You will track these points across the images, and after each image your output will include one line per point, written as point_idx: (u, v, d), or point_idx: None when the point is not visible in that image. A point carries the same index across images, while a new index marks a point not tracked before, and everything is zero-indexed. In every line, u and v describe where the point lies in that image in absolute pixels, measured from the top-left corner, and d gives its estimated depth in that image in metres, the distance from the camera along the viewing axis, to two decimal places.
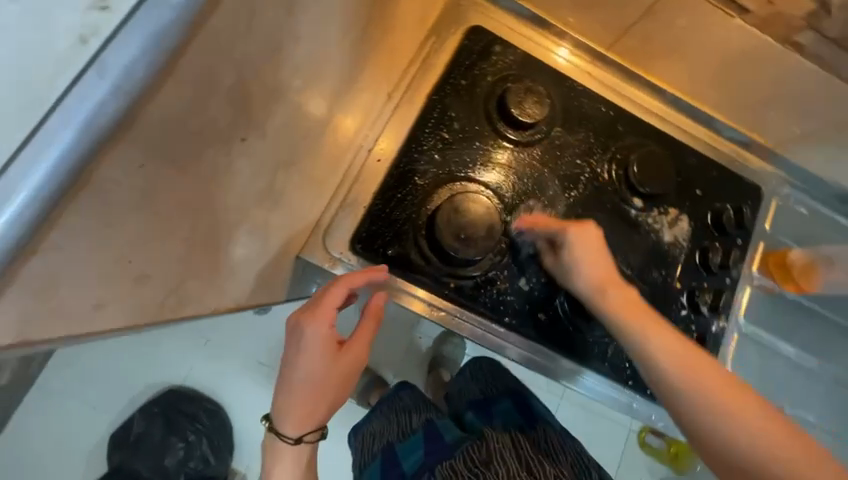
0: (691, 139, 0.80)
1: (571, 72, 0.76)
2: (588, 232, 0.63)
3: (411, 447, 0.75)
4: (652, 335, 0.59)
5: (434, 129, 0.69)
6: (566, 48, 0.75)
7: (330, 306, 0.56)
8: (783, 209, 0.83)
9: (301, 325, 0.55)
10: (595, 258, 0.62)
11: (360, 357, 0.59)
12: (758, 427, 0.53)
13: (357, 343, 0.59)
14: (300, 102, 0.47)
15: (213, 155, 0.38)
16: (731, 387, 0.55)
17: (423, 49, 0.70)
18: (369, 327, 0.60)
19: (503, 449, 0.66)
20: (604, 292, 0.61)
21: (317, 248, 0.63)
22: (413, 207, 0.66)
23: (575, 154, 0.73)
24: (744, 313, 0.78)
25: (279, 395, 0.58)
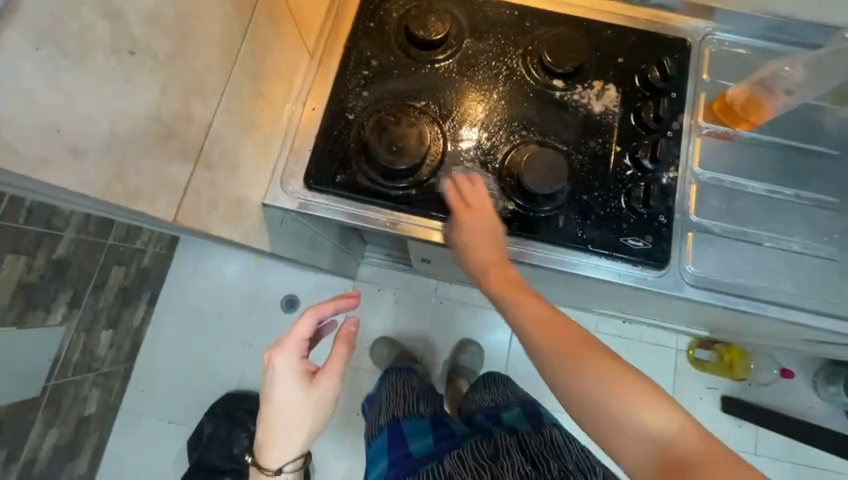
0: (602, 14, 0.83)
1: None
2: (477, 217, 0.68)
3: (419, 432, 0.90)
4: (522, 303, 0.59)
5: (355, 70, 0.78)
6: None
7: (299, 336, 0.70)
8: (719, 55, 0.83)
9: (275, 356, 0.69)
10: (484, 232, 0.66)
11: (330, 384, 0.69)
12: (609, 387, 0.50)
13: (327, 371, 0.70)
14: None
15: None
16: (595, 350, 0.53)
17: (332, 8, 0.81)
18: (339, 354, 0.71)
19: (509, 445, 0.78)
20: (490, 270, 0.64)
21: (278, 193, 0.74)
22: (350, 139, 0.75)
23: (489, 57, 0.79)
24: (699, 162, 0.78)
25: (259, 431, 0.69)
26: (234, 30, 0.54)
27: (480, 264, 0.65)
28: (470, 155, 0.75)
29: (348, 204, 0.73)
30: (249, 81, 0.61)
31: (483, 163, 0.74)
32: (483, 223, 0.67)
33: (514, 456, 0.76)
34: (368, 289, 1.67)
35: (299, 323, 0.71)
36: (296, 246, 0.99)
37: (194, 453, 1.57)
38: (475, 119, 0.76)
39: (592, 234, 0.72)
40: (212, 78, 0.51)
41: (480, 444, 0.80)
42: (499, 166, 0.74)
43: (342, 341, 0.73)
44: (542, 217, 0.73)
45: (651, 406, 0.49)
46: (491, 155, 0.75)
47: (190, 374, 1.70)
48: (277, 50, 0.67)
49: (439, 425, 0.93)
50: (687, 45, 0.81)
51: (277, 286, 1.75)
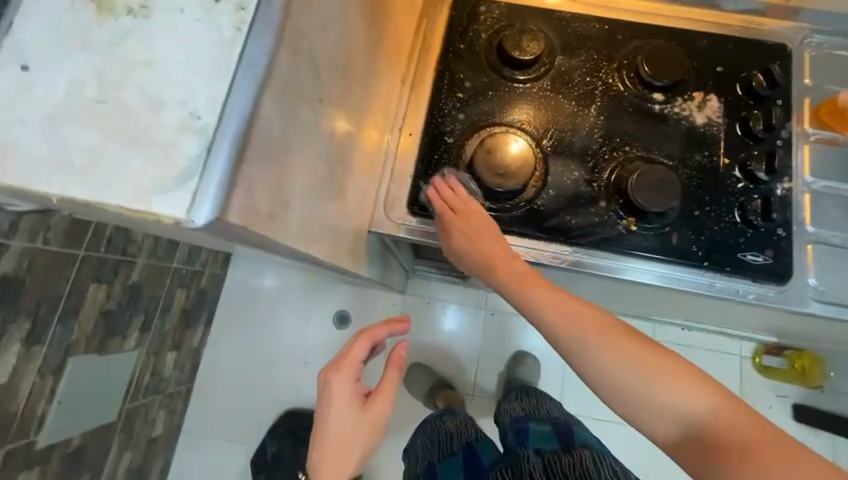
0: (694, 22, 0.81)
1: (554, 3, 0.82)
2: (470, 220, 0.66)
3: (449, 469, 0.97)
4: (532, 292, 0.60)
5: (449, 93, 0.78)
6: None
7: (355, 357, 0.71)
8: (819, 59, 0.80)
9: (331, 377, 0.71)
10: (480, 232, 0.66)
11: (384, 407, 0.71)
12: (647, 379, 0.53)
13: (382, 394, 0.71)
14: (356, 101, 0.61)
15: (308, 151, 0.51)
16: (603, 327, 0.56)
17: (420, 33, 0.82)
18: (392, 377, 0.72)
19: (531, 468, 0.84)
20: (494, 263, 0.64)
21: (382, 221, 0.74)
22: (451, 163, 0.74)
23: (583, 73, 0.78)
24: (810, 171, 0.76)
25: (313, 452, 0.69)
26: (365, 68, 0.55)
27: (482, 262, 0.65)
28: (574, 174, 0.74)
29: None
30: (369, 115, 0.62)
31: (587, 181, 0.73)
32: (477, 226, 0.66)
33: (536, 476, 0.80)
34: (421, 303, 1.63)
35: (355, 344, 0.72)
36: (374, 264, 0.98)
37: (260, 473, 1.58)
38: (574, 136, 0.75)
39: (708, 250, 0.70)
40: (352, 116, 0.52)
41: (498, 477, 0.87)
42: (604, 184, 0.73)
43: (393, 364, 0.74)
44: (652, 234, 0.71)
45: (686, 386, 0.52)
46: (595, 173, 0.73)
47: (247, 394, 1.66)
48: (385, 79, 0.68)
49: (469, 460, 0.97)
50: (787, 50, 0.78)
51: (324, 304, 1.67)
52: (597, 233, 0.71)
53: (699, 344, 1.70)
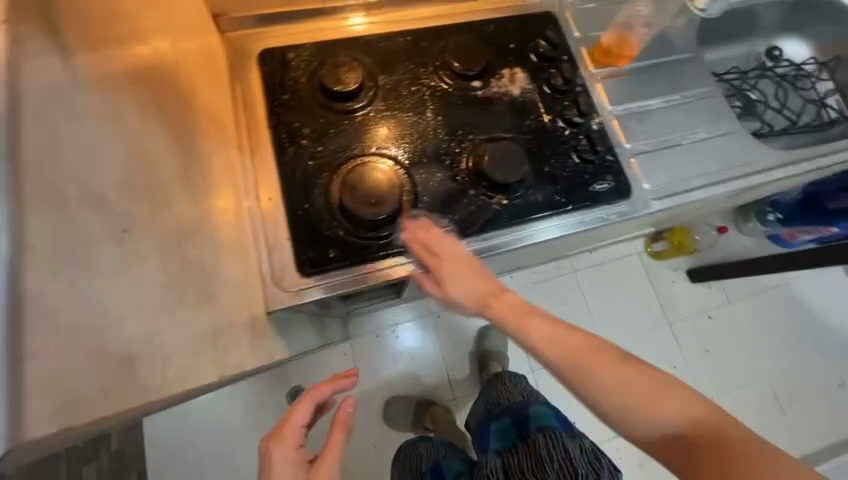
0: (477, 14, 0.92)
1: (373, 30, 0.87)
2: (454, 272, 0.70)
3: None
4: (531, 329, 0.69)
5: (292, 144, 0.76)
6: (355, 16, 0.88)
7: (298, 423, 0.76)
8: (577, 12, 0.96)
9: (272, 447, 0.74)
10: (464, 277, 0.70)
11: (333, 465, 0.72)
12: (614, 383, 0.65)
13: (327, 456, 0.73)
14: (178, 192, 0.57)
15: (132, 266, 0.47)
16: (599, 354, 0.67)
17: (237, 97, 0.78)
18: (337, 437, 0.75)
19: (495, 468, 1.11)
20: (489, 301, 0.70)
21: (277, 296, 0.69)
22: (322, 212, 0.72)
23: (407, 85, 0.83)
24: (608, 101, 0.92)
25: None
26: None
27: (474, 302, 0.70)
28: (439, 175, 0.78)
29: (353, 271, 0.71)
30: None
31: (452, 178, 0.78)
32: (452, 274, 0.69)
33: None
34: (372, 340, 1.61)
35: (296, 410, 0.76)
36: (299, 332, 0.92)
37: None
38: (425, 142, 0.80)
39: (568, 194, 0.80)
40: None
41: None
42: (467, 173, 0.78)
43: (340, 424, 0.77)
44: (523, 199, 0.79)
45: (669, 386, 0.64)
46: (455, 168, 0.79)
47: None
48: None
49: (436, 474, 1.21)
50: (551, 15, 0.93)
51: (272, 392, 1.49)
52: (480, 217, 0.77)
53: (611, 258, 2.08)
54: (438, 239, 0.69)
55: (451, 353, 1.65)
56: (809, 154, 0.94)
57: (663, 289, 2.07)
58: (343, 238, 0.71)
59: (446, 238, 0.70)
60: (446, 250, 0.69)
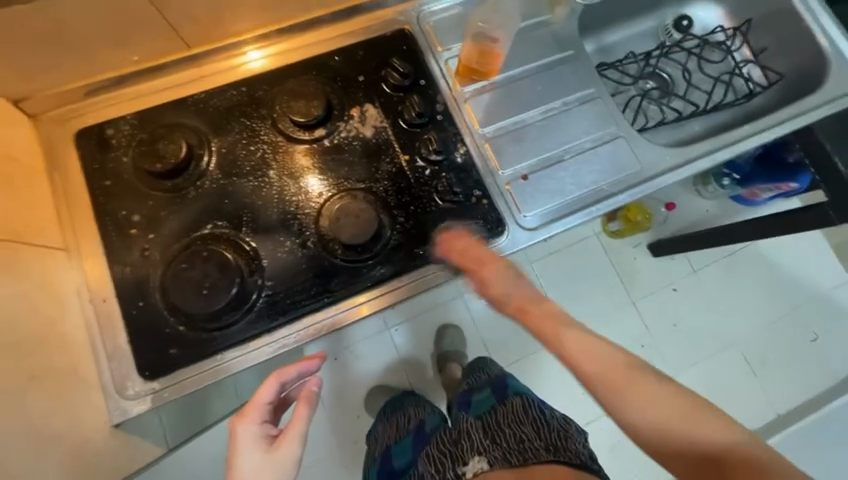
0: (322, 45, 0.82)
1: (278, 62, 0.81)
2: (493, 269, 0.73)
3: (401, 447, 1.14)
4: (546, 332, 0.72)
5: (121, 236, 0.70)
6: (253, 49, 0.80)
7: (262, 399, 0.69)
8: (438, 24, 0.87)
9: (237, 425, 0.68)
10: (502, 280, 0.73)
11: (292, 447, 0.66)
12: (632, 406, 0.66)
13: (288, 432, 0.66)
14: None
15: None
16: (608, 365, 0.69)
17: (57, 187, 0.71)
18: (300, 414, 0.68)
19: (470, 427, 1.01)
20: (528, 307, 0.73)
21: (119, 410, 0.64)
22: (159, 308, 0.68)
23: (244, 145, 0.76)
24: (480, 123, 0.83)
25: None
26: None
27: (518, 301, 0.73)
28: (286, 245, 0.72)
29: (200, 366, 0.67)
30: None
31: (301, 245, 0.72)
32: (493, 272, 0.73)
33: (472, 435, 0.97)
34: (336, 364, 1.64)
35: (263, 386, 0.70)
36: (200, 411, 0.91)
37: None
38: (269, 209, 0.73)
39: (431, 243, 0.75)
40: None
41: (443, 438, 1.04)
42: (315, 238, 0.73)
43: (304, 404, 0.71)
44: (380, 257, 0.73)
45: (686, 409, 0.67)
46: (304, 233, 0.73)
47: None
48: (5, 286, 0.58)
49: (420, 430, 1.16)
50: (406, 33, 0.84)
51: None
52: (335, 284, 0.72)
53: (568, 242, 2.01)
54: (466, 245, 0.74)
55: (409, 361, 1.67)
56: (704, 150, 0.88)
57: (625, 265, 2.01)
58: (178, 332, 0.67)
59: (476, 242, 0.74)
60: (485, 251, 0.74)
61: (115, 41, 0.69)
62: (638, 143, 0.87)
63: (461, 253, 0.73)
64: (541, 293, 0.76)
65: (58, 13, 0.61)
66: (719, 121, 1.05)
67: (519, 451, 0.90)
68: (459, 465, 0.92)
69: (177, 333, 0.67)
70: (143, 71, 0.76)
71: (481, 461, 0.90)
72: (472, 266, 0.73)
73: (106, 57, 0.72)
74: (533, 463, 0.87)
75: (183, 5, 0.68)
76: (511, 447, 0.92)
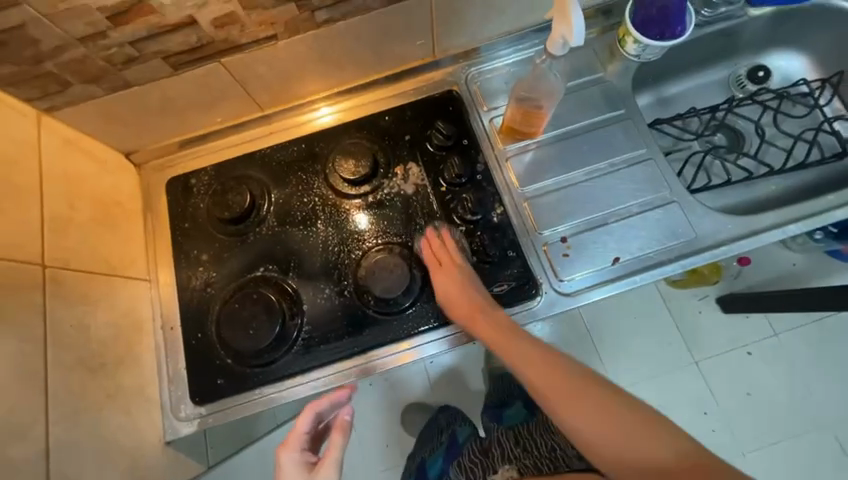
0: (377, 105, 0.89)
1: (344, 117, 0.89)
2: (443, 279, 0.73)
3: (436, 460, 1.19)
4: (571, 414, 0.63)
5: (193, 270, 0.81)
6: (324, 106, 0.89)
7: (301, 428, 0.66)
8: (485, 84, 0.90)
9: (280, 455, 0.65)
10: (452, 285, 0.72)
11: (330, 476, 0.61)
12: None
13: (325, 460, 0.62)
14: (78, 352, 0.63)
15: (20, 448, 0.52)
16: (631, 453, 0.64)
17: (148, 227, 0.85)
18: (336, 442, 0.64)
19: (503, 440, 1.08)
20: (471, 318, 0.70)
21: (174, 426, 0.74)
22: (213, 339, 0.76)
23: (299, 197, 0.84)
24: (519, 182, 0.84)
25: None
26: (33, 351, 0.57)
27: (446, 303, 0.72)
28: (325, 292, 0.78)
29: (239, 399, 0.74)
30: (77, 369, 0.62)
31: (339, 293, 0.77)
32: (444, 282, 0.73)
33: (502, 446, 1.06)
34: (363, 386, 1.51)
35: (299, 416, 0.68)
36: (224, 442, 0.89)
37: None
38: (314, 257, 0.80)
39: None
40: (19, 408, 0.53)
41: (473, 448, 1.11)
42: (352, 286, 0.77)
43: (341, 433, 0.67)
44: (408, 313, 0.76)
45: None
46: (343, 282, 0.78)
47: None
48: (102, 311, 0.70)
49: (451, 442, 1.21)
50: (454, 94, 0.88)
51: None
52: (364, 335, 0.75)
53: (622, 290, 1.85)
54: (437, 275, 0.74)
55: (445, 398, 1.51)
56: (773, 221, 0.79)
57: (686, 319, 1.79)
58: (227, 364, 0.75)
59: (453, 250, 0.76)
60: (448, 255, 0.76)
61: (204, 107, 0.82)
62: (691, 209, 0.81)
63: (435, 256, 0.76)
64: (490, 302, 0.72)
65: (163, 90, 0.74)
66: (797, 183, 0.94)
67: (549, 460, 0.94)
68: (488, 474, 1.00)
69: (227, 364, 0.75)
70: (224, 130, 0.88)
71: (510, 469, 0.97)
72: (433, 262, 0.75)
73: (197, 119, 0.84)
74: (563, 470, 0.89)
75: (259, 78, 0.79)
76: (542, 455, 0.96)
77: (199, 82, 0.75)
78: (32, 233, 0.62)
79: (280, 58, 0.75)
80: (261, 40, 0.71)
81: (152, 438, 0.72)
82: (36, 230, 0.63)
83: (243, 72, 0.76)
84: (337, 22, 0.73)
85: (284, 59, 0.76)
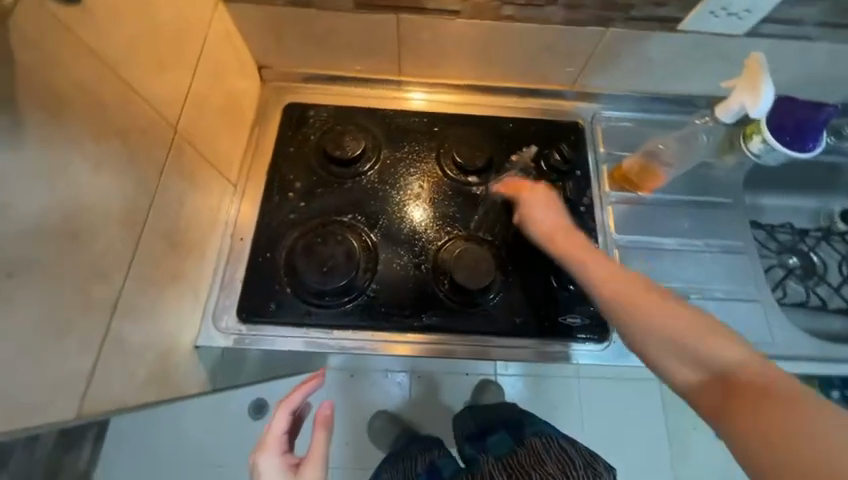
0: (502, 110, 0.91)
1: (433, 108, 0.90)
2: (539, 196, 0.72)
3: None
4: None
5: (282, 194, 0.80)
6: (416, 91, 0.91)
7: (278, 430, 0.57)
8: (608, 129, 0.92)
9: (255, 461, 0.56)
10: (541, 205, 0.71)
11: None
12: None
13: (310, 462, 0.54)
14: (167, 224, 0.62)
15: (99, 288, 0.50)
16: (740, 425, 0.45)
17: (252, 138, 0.85)
18: (319, 439, 0.56)
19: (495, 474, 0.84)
20: (554, 235, 0.67)
21: (211, 331, 0.71)
22: (282, 264, 0.75)
23: (406, 164, 0.85)
24: (615, 228, 0.84)
25: None
26: (140, 202, 0.56)
27: (542, 232, 0.68)
28: (403, 260, 0.77)
29: (288, 332, 0.72)
30: (162, 238, 0.61)
31: (416, 266, 0.76)
32: (534, 200, 0.71)
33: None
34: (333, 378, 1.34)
35: (274, 416, 0.59)
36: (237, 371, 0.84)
37: None
38: (402, 224, 0.79)
39: (524, 319, 0.74)
40: (113, 249, 0.52)
41: None
42: (430, 264, 0.77)
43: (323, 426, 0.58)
44: (481, 310, 0.75)
45: None
46: (423, 256, 0.77)
47: None
48: (195, 196, 0.68)
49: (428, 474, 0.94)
50: (578, 127, 0.91)
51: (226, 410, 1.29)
52: (430, 315, 0.74)
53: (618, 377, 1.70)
54: (531, 197, 0.72)
55: (426, 417, 1.45)
56: None
57: None
58: (285, 294, 0.73)
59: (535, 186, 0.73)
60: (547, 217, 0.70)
61: (354, 52, 0.84)
62: (771, 313, 0.81)
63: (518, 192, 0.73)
64: (576, 227, 0.69)
65: (334, 22, 0.77)
66: None
67: None
68: None
69: (284, 293, 0.73)
70: (353, 80, 0.90)
71: None
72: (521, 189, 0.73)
73: (340, 61, 0.86)
74: None
75: (419, 45, 0.81)
76: None
77: (369, 27, 0.78)
78: (176, 98, 0.62)
79: (453, 34, 0.78)
80: (445, 12, 0.74)
81: (188, 337, 0.68)
82: (178, 97, 0.63)
83: (412, 37, 0.79)
84: (516, 21, 0.76)
85: (453, 37, 0.78)
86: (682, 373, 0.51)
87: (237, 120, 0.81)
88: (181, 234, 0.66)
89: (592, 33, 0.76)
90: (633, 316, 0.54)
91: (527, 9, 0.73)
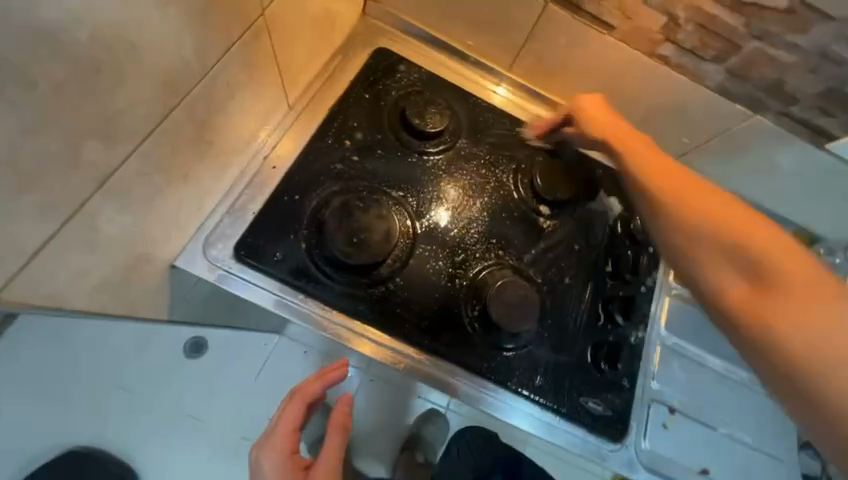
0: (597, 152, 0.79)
1: (509, 107, 0.77)
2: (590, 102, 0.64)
3: None
4: None
5: (336, 138, 0.68)
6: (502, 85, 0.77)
7: (289, 423, 0.53)
8: None
9: (259, 456, 0.52)
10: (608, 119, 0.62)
11: None
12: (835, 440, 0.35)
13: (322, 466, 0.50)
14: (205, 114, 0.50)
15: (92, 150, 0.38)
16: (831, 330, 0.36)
17: (328, 68, 0.70)
18: (334, 441, 0.53)
19: None
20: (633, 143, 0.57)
21: (198, 255, 0.57)
22: (307, 214, 0.62)
23: (480, 165, 0.73)
24: (666, 324, 0.75)
25: None
26: (191, 71, 0.44)
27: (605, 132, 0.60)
28: (439, 264, 0.66)
29: (284, 294, 0.60)
30: (194, 126, 0.49)
31: (450, 277, 0.65)
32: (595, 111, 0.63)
33: None
34: (294, 349, 1.04)
35: (285, 408, 0.55)
36: (207, 308, 0.70)
37: None
38: (452, 226, 0.68)
39: (544, 384, 0.65)
40: (134, 114, 0.40)
41: None
42: (466, 282, 0.66)
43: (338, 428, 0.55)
44: (505, 356, 0.65)
45: None
46: (462, 270, 0.66)
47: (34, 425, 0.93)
48: (245, 98, 0.56)
49: None
50: None
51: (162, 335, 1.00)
52: (448, 339, 0.63)
53: None
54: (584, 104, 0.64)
55: None
56: None
57: None
58: (296, 249, 0.61)
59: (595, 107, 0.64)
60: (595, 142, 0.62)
61: (473, 24, 0.71)
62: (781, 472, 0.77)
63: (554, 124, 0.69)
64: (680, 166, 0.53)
65: None
66: None
67: None
68: None
69: (296, 248, 0.61)
70: (450, 51, 0.76)
71: None
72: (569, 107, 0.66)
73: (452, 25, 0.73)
74: None
75: (550, 46, 0.69)
76: None
77: (506, 4, 0.67)
78: None
79: (593, 53, 0.68)
80: (599, 22, 0.64)
81: (171, 250, 0.55)
82: None
83: (546, 36, 0.68)
84: (666, 65, 0.66)
85: (593, 55, 0.68)
86: (728, 284, 0.42)
87: (320, 39, 0.68)
88: (214, 133, 0.53)
89: (737, 113, 0.69)
90: (685, 210, 0.47)
91: (686, 56, 0.64)
